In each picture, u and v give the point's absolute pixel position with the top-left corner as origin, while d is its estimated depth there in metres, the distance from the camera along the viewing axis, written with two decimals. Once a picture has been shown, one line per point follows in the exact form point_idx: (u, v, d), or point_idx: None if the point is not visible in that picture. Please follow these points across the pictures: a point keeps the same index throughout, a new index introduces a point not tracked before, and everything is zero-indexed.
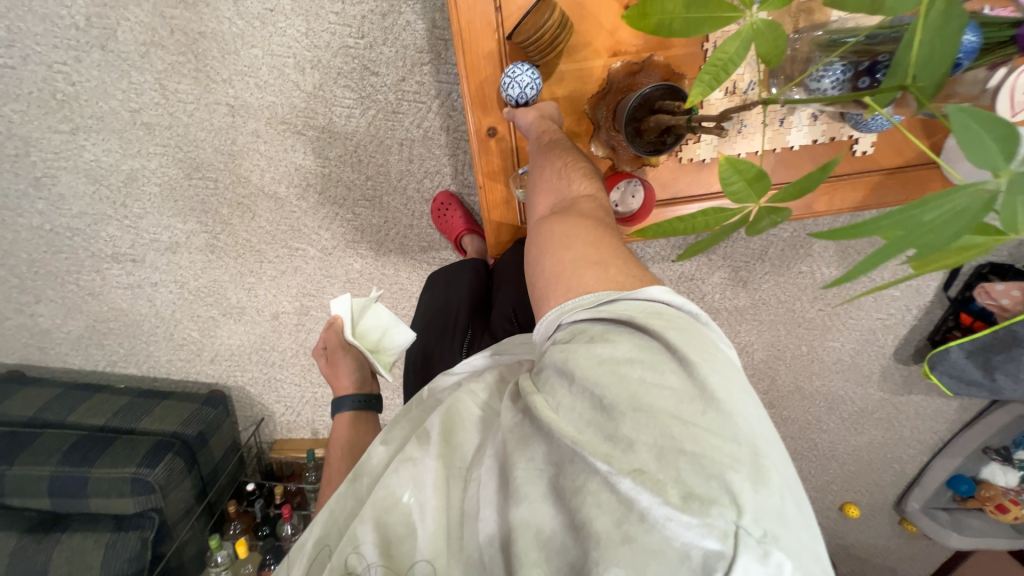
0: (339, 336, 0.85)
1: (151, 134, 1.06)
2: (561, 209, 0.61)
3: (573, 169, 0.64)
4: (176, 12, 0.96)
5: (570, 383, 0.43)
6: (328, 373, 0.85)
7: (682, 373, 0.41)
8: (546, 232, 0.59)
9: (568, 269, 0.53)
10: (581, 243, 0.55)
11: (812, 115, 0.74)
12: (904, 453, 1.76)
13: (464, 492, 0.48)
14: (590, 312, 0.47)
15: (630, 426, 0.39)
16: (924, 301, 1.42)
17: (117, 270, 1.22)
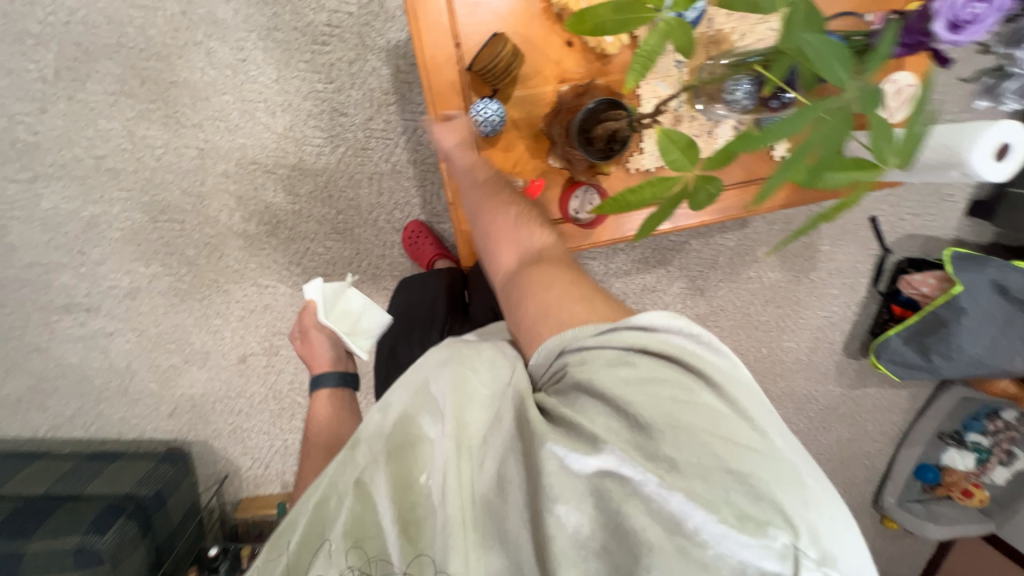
0: (313, 318, 0.88)
1: (116, 180, 1.07)
2: (530, 260, 0.67)
3: (533, 220, 0.72)
4: (148, 64, 1.00)
5: (602, 403, 0.47)
6: (303, 353, 0.87)
7: (715, 394, 0.46)
8: (525, 278, 0.65)
9: (556, 304, 0.60)
10: (563, 286, 0.62)
11: (734, 127, 0.86)
12: (872, 448, 1.84)
13: (476, 472, 0.49)
14: (597, 340, 0.52)
15: (674, 445, 0.42)
16: (860, 298, 1.56)
17: (69, 321, 1.16)
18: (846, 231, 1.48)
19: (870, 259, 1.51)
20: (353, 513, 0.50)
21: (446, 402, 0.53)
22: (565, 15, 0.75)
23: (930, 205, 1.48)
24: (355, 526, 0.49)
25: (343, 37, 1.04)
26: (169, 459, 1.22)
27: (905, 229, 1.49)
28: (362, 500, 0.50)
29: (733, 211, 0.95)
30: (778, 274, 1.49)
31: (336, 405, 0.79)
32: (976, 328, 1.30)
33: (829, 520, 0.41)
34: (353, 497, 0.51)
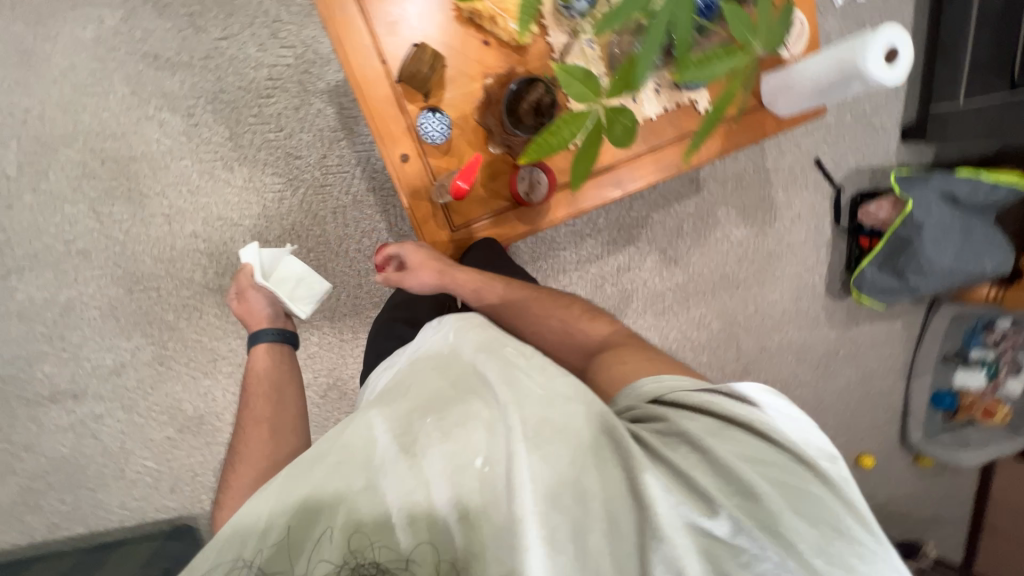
0: (249, 279, 1.02)
1: (88, 260, 1.09)
2: (598, 351, 0.81)
3: (585, 317, 0.88)
4: (104, 144, 1.05)
5: (707, 461, 0.54)
6: (241, 311, 1.00)
7: (807, 475, 0.53)
8: (596, 366, 0.78)
9: (633, 369, 0.72)
10: (635, 359, 0.74)
11: (654, 90, 0.94)
12: (884, 386, 1.83)
13: (547, 479, 0.53)
14: (699, 401, 0.60)
15: (781, 512, 0.50)
16: (827, 238, 1.61)
17: (56, 411, 1.15)
18: (796, 177, 1.54)
19: (826, 200, 1.58)
20: (396, 488, 0.54)
21: (500, 393, 0.60)
22: (476, 18, 0.83)
23: (865, 139, 1.57)
24: (397, 507, 0.53)
25: (285, 87, 1.11)
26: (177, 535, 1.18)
27: (849, 165, 1.57)
28: (408, 477, 0.55)
29: (676, 165, 0.99)
30: (744, 231, 1.53)
31: (277, 359, 0.94)
32: (938, 240, 1.36)
33: None
34: (402, 469, 0.55)
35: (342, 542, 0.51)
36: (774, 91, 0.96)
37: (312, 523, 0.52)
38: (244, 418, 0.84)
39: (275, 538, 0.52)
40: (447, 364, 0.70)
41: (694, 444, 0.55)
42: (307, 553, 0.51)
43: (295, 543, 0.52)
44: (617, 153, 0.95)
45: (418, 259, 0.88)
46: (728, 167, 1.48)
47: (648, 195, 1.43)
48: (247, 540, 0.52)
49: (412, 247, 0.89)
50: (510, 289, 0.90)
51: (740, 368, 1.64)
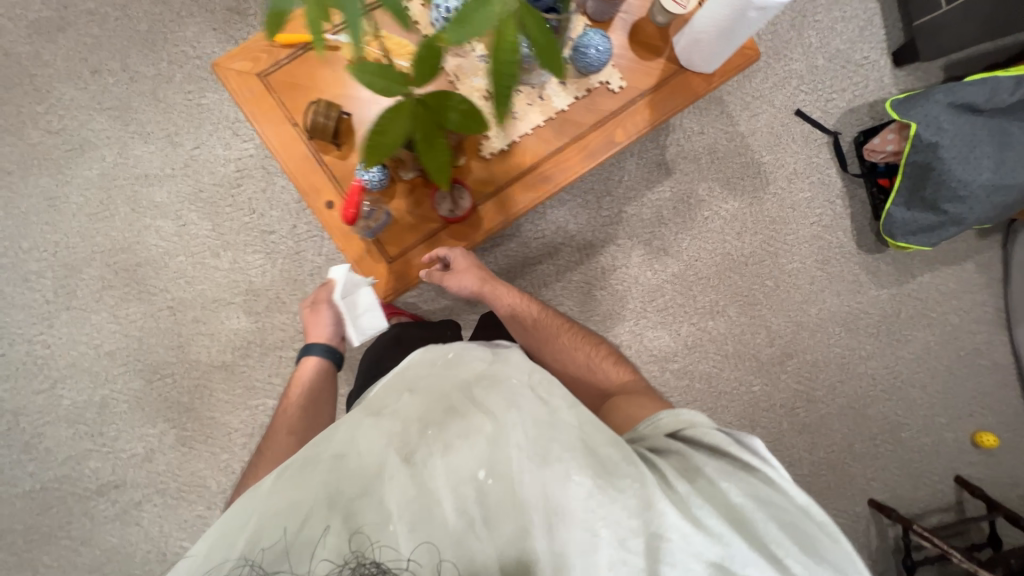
0: (325, 292, 0.95)
1: (114, 359, 1.24)
2: (610, 395, 0.81)
3: (606, 361, 0.87)
4: (116, 257, 1.23)
5: (716, 487, 0.56)
6: (309, 321, 0.96)
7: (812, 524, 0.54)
8: (612, 409, 0.77)
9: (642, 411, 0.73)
10: (649, 406, 0.75)
11: (560, 83, 0.94)
12: (978, 343, 1.51)
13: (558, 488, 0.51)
14: (714, 441, 0.61)
15: (789, 554, 0.51)
16: (840, 189, 1.43)
17: (103, 503, 1.26)
18: (778, 134, 1.42)
19: (824, 149, 1.43)
20: (397, 493, 0.50)
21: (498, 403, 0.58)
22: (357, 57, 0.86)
23: (850, 76, 1.43)
24: (396, 510, 0.49)
25: (252, 174, 1.24)
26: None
27: (840, 107, 1.43)
28: (411, 482, 0.51)
29: (604, 151, 0.96)
30: (736, 203, 1.41)
31: (317, 378, 0.92)
32: (964, 155, 1.16)
33: None
34: (401, 475, 0.52)
35: (337, 547, 0.46)
36: (687, 51, 0.92)
37: (304, 527, 0.48)
38: (276, 426, 0.85)
39: (268, 544, 0.48)
40: (446, 374, 0.67)
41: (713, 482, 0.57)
42: (300, 558, 0.46)
43: (286, 548, 0.47)
44: (538, 152, 0.95)
45: (467, 264, 0.92)
46: (698, 141, 1.39)
47: (616, 190, 1.37)
48: (239, 549, 0.48)
49: (462, 252, 0.91)
50: (547, 312, 0.93)
51: (778, 353, 1.44)
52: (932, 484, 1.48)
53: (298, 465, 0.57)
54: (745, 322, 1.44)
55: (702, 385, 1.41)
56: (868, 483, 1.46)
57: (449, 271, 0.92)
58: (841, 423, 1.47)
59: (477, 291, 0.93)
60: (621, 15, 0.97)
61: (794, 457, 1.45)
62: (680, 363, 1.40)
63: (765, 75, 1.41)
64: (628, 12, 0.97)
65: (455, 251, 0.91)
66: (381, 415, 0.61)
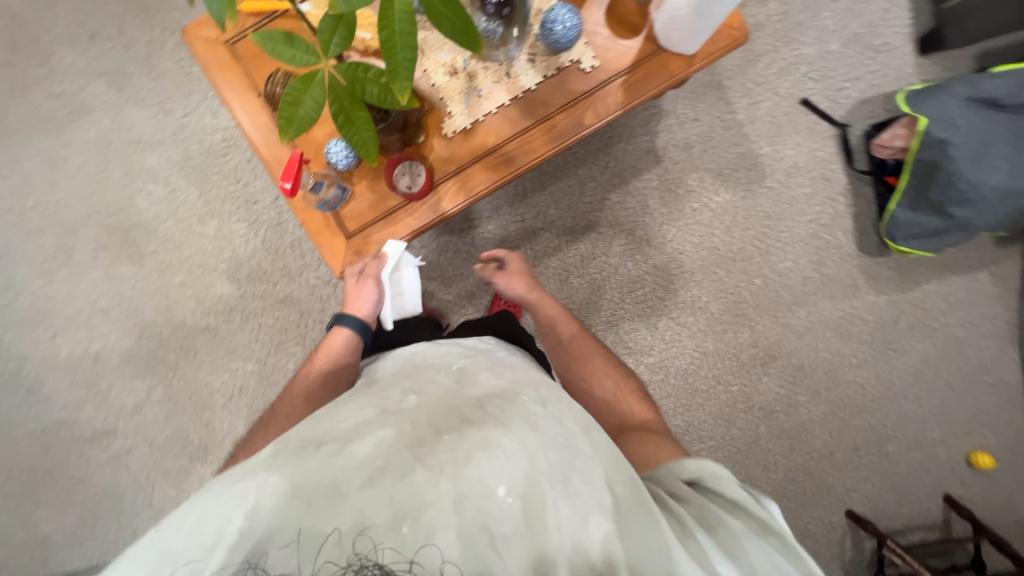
0: (377, 267, 0.92)
1: (108, 315, 1.32)
2: (629, 424, 0.80)
3: (632, 394, 0.86)
4: (110, 219, 1.29)
5: (731, 549, 0.52)
6: (350, 290, 0.92)
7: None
8: (628, 439, 0.76)
9: (650, 449, 0.71)
10: (663, 445, 0.72)
11: (528, 60, 0.91)
12: (985, 359, 1.41)
13: (578, 518, 0.50)
14: (743, 498, 0.57)
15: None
16: (844, 186, 1.35)
17: (98, 447, 1.36)
18: (779, 124, 1.34)
19: (829, 142, 1.34)
20: (412, 494, 0.50)
21: (516, 419, 0.58)
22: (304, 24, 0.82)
23: (865, 64, 1.32)
24: (407, 512, 0.48)
25: (237, 144, 1.27)
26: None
27: (852, 97, 1.33)
28: (427, 485, 0.50)
29: (573, 132, 0.92)
30: (728, 195, 1.35)
31: (344, 352, 0.88)
32: (975, 155, 1.08)
33: None
34: (418, 478, 0.51)
35: (345, 542, 0.46)
36: (665, 29, 0.87)
37: (311, 517, 0.48)
38: (292, 386, 0.86)
39: (274, 530, 0.47)
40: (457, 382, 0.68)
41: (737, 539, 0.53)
42: (306, 548, 0.46)
43: (291, 537, 0.46)
44: (502, 133, 0.92)
45: (518, 267, 1.04)
46: (691, 129, 1.34)
47: (600, 176, 1.34)
48: (244, 532, 0.47)
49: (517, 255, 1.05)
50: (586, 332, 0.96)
51: (761, 354, 1.39)
52: (918, 501, 1.41)
53: (301, 450, 0.56)
54: (727, 320, 1.39)
55: (677, 381, 1.38)
56: (847, 494, 1.40)
57: (503, 272, 1.03)
58: (823, 430, 1.41)
59: (523, 296, 1.01)
60: None
61: (771, 462, 1.40)
62: (656, 357, 1.38)
63: (769, 61, 1.33)
64: None
65: (513, 257, 1.04)
66: (393, 413, 0.61)
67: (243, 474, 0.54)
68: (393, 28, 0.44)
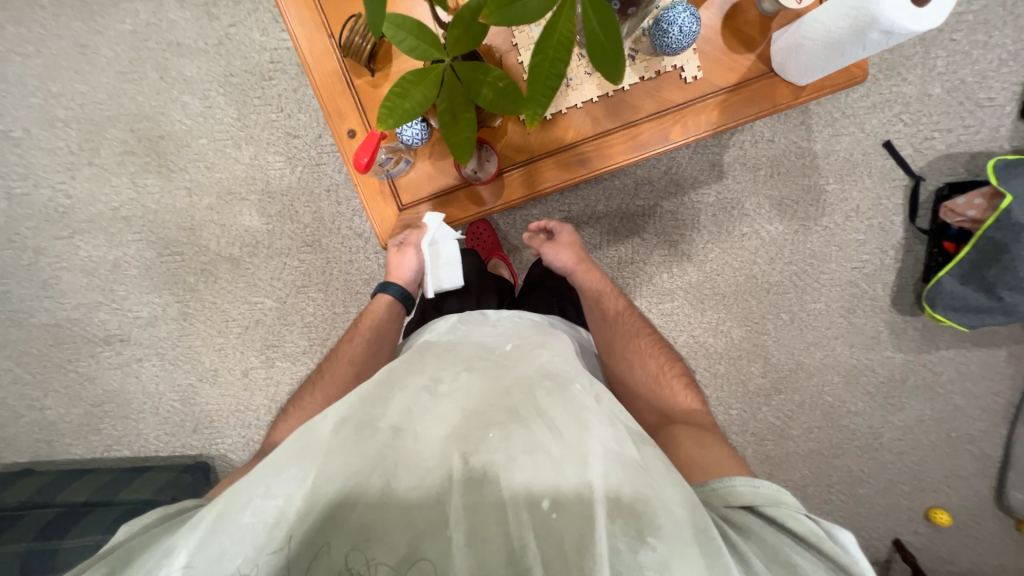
0: (418, 236, 0.87)
1: (130, 225, 1.28)
2: (672, 417, 0.76)
3: (677, 380, 0.83)
4: (141, 125, 1.23)
5: None
6: (391, 260, 0.88)
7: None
8: (675, 433, 0.72)
9: (695, 449, 0.67)
10: (710, 446, 0.68)
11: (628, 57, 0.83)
12: (974, 430, 1.47)
13: (627, 541, 0.48)
14: (809, 529, 0.52)
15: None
16: (899, 240, 1.31)
17: (108, 351, 1.37)
18: (854, 163, 1.27)
19: (899, 191, 1.28)
20: (456, 497, 0.51)
21: (567, 425, 0.58)
22: None
23: (961, 116, 1.24)
24: (455, 517, 0.49)
25: (285, 71, 1.20)
26: (175, 473, 1.29)
27: (937, 149, 1.26)
28: (469, 491, 0.51)
29: (655, 146, 0.87)
30: (781, 226, 1.31)
31: (386, 317, 0.87)
32: None
33: None
34: (461, 487, 0.51)
35: (396, 539, 0.48)
36: (783, 54, 0.79)
37: (366, 508, 0.50)
38: (338, 353, 0.84)
39: (330, 520, 0.49)
40: (505, 371, 0.69)
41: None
42: (360, 539, 0.48)
43: (344, 533, 0.48)
44: (582, 130, 0.86)
45: (568, 239, 1.00)
46: (764, 149, 1.27)
47: (658, 180, 1.29)
48: (296, 517, 0.49)
49: (568, 229, 1.02)
50: (632, 313, 0.92)
51: (768, 385, 1.42)
52: (873, 540, 1.50)
53: (354, 431, 0.56)
54: (746, 347, 1.40)
55: None
56: None
57: (551, 244, 0.99)
58: (803, 464, 1.48)
59: (569, 267, 0.97)
60: None
61: None
62: None
63: (864, 93, 1.25)
64: None
65: (564, 229, 1.01)
66: (445, 403, 0.62)
67: (301, 450, 0.54)
68: (553, 56, 0.42)
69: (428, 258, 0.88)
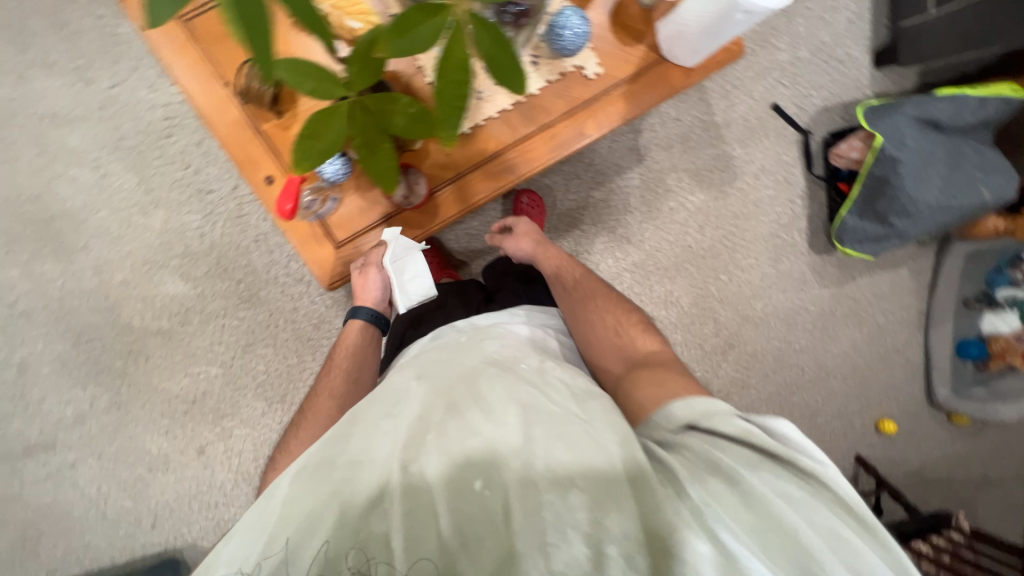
0: (380, 254, 0.87)
1: (32, 319, 1.15)
2: (636, 362, 0.77)
3: (636, 328, 0.84)
4: (25, 209, 1.11)
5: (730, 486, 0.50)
6: (356, 283, 0.88)
7: (843, 522, 0.48)
8: (638, 374, 0.73)
9: (649, 385, 0.69)
10: (671, 380, 0.68)
11: (532, 63, 0.86)
12: (898, 342, 1.65)
13: (563, 493, 0.49)
14: (734, 429, 0.54)
15: (833, 570, 0.45)
16: (803, 189, 1.45)
17: (32, 464, 1.21)
18: (752, 128, 1.40)
19: (794, 146, 1.42)
20: (400, 500, 0.50)
21: (504, 403, 0.59)
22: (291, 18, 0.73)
23: (830, 73, 1.40)
24: (400, 524, 0.48)
25: (183, 124, 1.13)
26: None
27: (816, 104, 1.41)
28: (412, 491, 0.51)
29: (574, 142, 0.90)
30: (702, 195, 1.41)
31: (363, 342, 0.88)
32: (918, 172, 1.20)
33: None
34: (405, 489, 0.51)
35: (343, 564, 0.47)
36: (669, 41, 0.86)
37: (316, 543, 0.48)
38: (318, 388, 0.82)
39: (285, 560, 0.48)
40: (452, 370, 0.68)
41: (729, 475, 0.51)
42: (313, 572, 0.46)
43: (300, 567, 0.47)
44: (503, 138, 0.89)
45: (525, 228, 1.05)
46: (672, 128, 1.37)
47: (584, 174, 1.35)
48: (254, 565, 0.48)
49: (524, 220, 1.07)
50: (592, 276, 0.95)
51: (722, 343, 1.52)
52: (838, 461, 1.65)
53: (307, 471, 0.56)
54: (696, 312, 1.49)
55: None
56: None
57: (511, 236, 1.05)
58: (769, 408, 1.59)
59: (531, 253, 1.03)
60: None
61: None
62: None
63: (746, 65, 1.38)
64: None
65: (521, 221, 1.07)
66: (389, 414, 0.61)
67: (262, 505, 0.54)
68: (453, 81, 0.42)
69: (392, 275, 0.87)
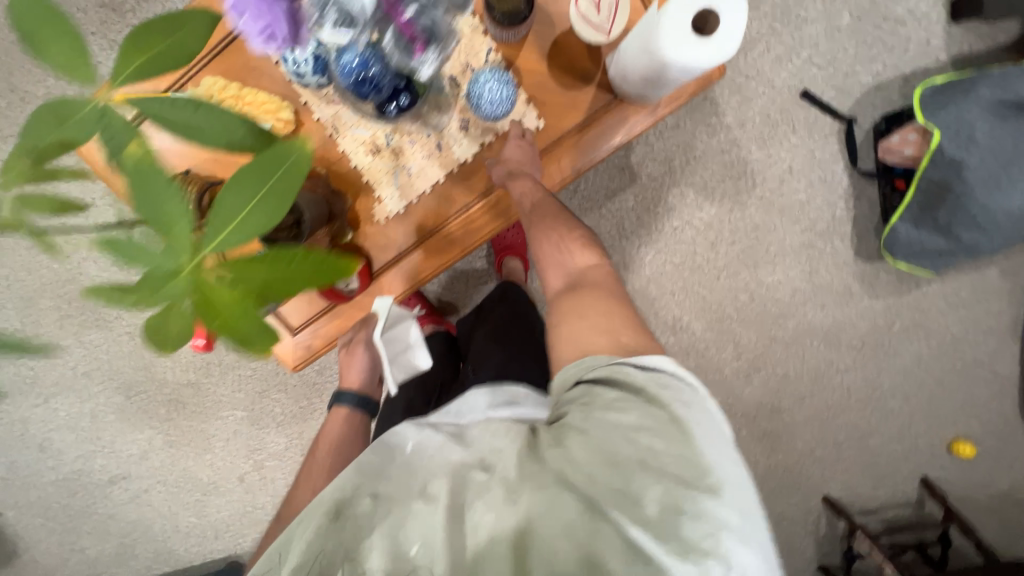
0: (366, 331, 0.86)
1: (92, 378, 1.35)
2: (572, 283, 0.70)
3: (577, 240, 0.74)
4: (70, 288, 1.29)
5: (580, 435, 0.52)
6: (342, 361, 0.88)
7: (670, 438, 0.50)
8: (570, 301, 0.67)
9: (574, 322, 0.64)
10: (595, 311, 0.65)
11: (461, 128, 0.78)
12: (982, 354, 1.37)
13: (494, 529, 0.49)
14: (608, 371, 0.56)
15: (653, 484, 0.48)
16: (846, 188, 1.20)
17: (118, 489, 1.46)
18: (774, 123, 1.17)
19: (833, 137, 1.17)
20: None
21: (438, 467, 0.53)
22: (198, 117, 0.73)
23: (877, 43, 1.12)
24: None
25: None
26: None
27: (862, 83, 1.14)
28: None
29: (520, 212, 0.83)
30: (713, 209, 1.23)
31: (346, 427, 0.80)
32: (993, 177, 0.95)
33: (743, 522, 0.47)
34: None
35: None
36: (618, 81, 0.72)
37: None
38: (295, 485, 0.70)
39: None
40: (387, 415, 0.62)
41: (578, 425, 0.53)
42: None
43: None
44: (443, 214, 0.82)
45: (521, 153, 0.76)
46: (670, 138, 1.19)
47: (569, 202, 1.23)
48: None
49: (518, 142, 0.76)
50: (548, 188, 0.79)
51: (745, 366, 1.36)
52: (895, 485, 1.42)
53: None
54: (711, 336, 1.33)
55: None
56: (824, 482, 1.42)
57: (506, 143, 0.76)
58: (808, 432, 1.41)
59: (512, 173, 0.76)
60: (536, 29, 0.75)
61: (750, 460, 1.41)
62: None
63: (765, 47, 1.14)
64: (545, 24, 0.75)
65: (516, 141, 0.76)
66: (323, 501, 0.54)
67: None
68: (231, 321, 0.34)
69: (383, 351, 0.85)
